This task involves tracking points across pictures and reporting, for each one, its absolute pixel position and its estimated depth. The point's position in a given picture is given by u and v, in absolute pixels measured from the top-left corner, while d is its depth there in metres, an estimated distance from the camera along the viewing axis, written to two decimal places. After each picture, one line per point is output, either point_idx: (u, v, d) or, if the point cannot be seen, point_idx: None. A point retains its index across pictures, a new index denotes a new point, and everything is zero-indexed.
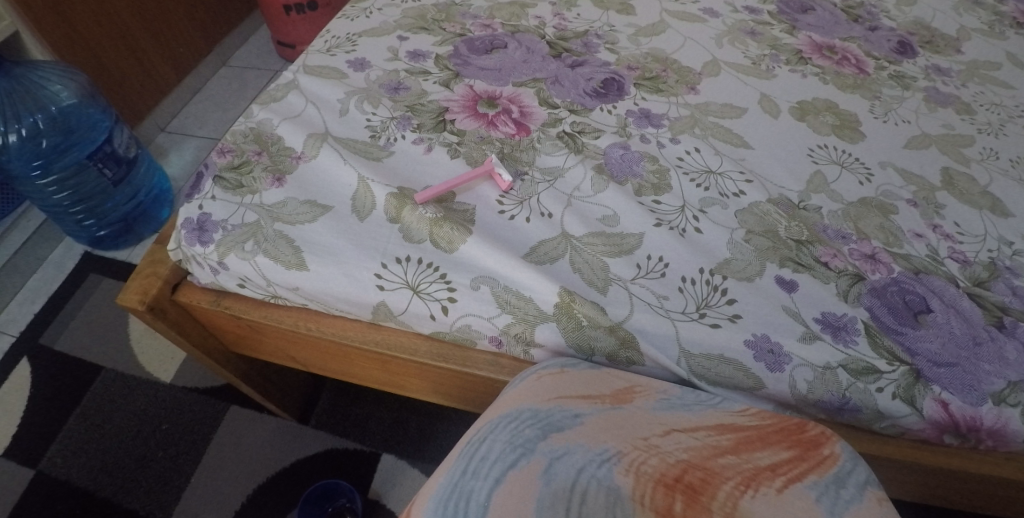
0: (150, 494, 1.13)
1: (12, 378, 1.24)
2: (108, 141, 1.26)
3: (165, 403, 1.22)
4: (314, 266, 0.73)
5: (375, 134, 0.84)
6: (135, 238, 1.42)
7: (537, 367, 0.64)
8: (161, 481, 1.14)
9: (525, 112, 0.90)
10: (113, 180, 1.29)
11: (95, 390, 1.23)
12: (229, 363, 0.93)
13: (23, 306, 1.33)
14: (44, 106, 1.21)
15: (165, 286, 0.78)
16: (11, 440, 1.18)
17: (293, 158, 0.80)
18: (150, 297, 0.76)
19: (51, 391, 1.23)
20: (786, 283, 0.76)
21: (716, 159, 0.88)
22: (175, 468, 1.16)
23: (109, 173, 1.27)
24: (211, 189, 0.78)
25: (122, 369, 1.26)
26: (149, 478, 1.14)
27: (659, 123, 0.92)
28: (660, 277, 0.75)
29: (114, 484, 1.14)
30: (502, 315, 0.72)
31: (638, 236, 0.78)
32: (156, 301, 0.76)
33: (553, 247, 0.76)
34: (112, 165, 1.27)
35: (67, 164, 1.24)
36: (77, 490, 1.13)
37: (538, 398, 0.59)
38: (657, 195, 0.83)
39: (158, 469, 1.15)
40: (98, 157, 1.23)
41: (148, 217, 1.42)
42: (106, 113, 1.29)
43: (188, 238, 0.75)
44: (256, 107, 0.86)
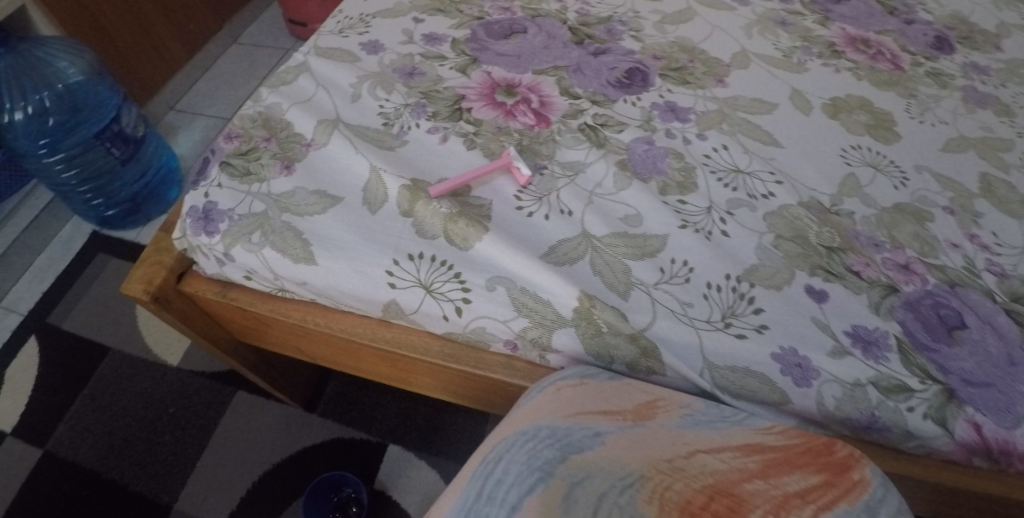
0: (156, 478, 1.11)
1: (19, 357, 1.22)
2: (116, 119, 1.23)
3: (172, 386, 1.20)
4: (323, 261, 0.70)
5: (389, 121, 0.80)
6: (144, 218, 1.38)
7: (556, 376, 0.61)
8: (166, 465, 1.12)
9: (546, 102, 0.86)
10: (121, 159, 1.26)
11: (102, 371, 1.21)
12: (237, 354, 0.90)
13: (31, 284, 1.31)
14: (50, 83, 1.18)
15: (171, 275, 0.75)
16: (19, 419, 1.16)
17: (302, 145, 0.76)
18: (155, 286, 0.73)
19: (58, 371, 1.21)
20: (816, 292, 0.73)
21: (745, 158, 0.84)
22: (181, 452, 1.14)
23: (117, 152, 1.25)
24: (217, 176, 0.74)
25: (129, 351, 1.23)
26: (155, 462, 1.13)
27: (685, 117, 0.88)
28: (683, 283, 0.71)
29: (120, 467, 1.12)
30: (518, 318, 0.69)
31: (662, 237, 0.74)
32: (161, 290, 0.73)
33: (572, 247, 0.73)
34: (120, 144, 1.24)
35: (74, 143, 1.21)
36: (84, 471, 1.11)
37: (556, 414, 0.57)
38: (682, 195, 0.79)
39: (165, 453, 1.14)
40: (106, 136, 1.21)
41: (157, 196, 1.39)
42: (114, 90, 1.25)
43: (193, 227, 0.72)
44: (265, 90, 0.83)
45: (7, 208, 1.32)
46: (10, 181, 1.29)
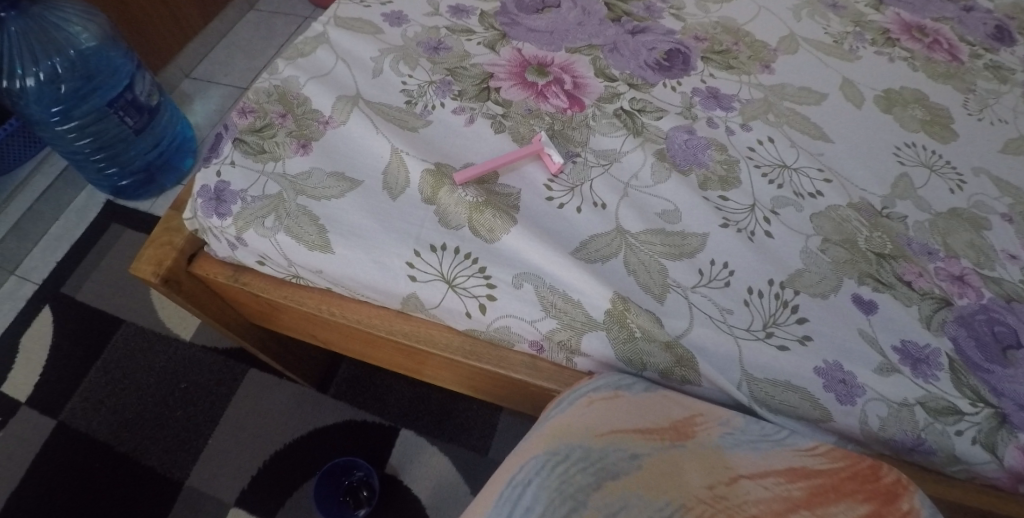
0: (168, 453, 1.09)
1: (33, 325, 1.19)
2: (130, 87, 1.18)
3: (184, 361, 1.17)
4: (340, 249, 0.66)
5: (412, 100, 0.75)
6: (158, 189, 1.34)
7: (588, 386, 0.58)
8: (178, 441, 1.10)
9: (579, 83, 0.80)
10: (135, 128, 1.21)
11: (114, 343, 1.18)
12: (249, 335, 0.87)
13: (45, 253, 1.28)
14: (62, 49, 1.12)
15: (182, 257, 0.71)
16: (33, 389, 1.14)
17: (320, 122, 0.72)
18: (164, 269, 0.69)
19: (71, 342, 1.18)
20: (864, 303, 0.68)
21: (792, 153, 0.78)
22: (193, 429, 1.11)
23: (131, 121, 1.20)
24: (231, 154, 0.70)
25: (141, 323, 1.20)
26: (167, 437, 1.10)
27: (729, 105, 0.82)
28: (723, 287, 0.67)
29: (133, 440, 1.10)
30: (546, 319, 0.64)
31: (702, 236, 0.70)
32: (171, 273, 0.70)
33: (605, 244, 0.68)
34: (134, 113, 1.19)
35: (87, 111, 1.16)
36: (96, 444, 1.09)
37: (589, 432, 0.54)
38: (724, 190, 0.74)
39: (177, 428, 1.11)
40: (119, 104, 1.16)
41: (171, 166, 1.34)
42: (128, 57, 1.19)
43: (203, 209, 0.68)
44: (281, 61, 0.77)
45: (19, 176, 1.26)
46: (23, 149, 1.24)
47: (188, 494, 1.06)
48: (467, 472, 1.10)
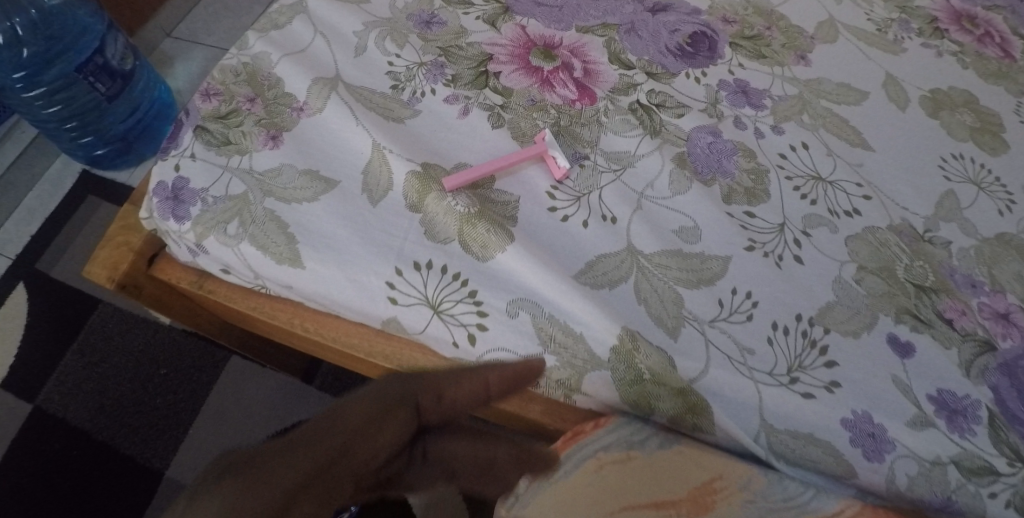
0: (147, 441, 1.02)
1: (7, 303, 1.09)
2: (99, 51, 1.03)
3: (164, 345, 1.08)
4: (312, 263, 0.57)
5: (399, 84, 0.65)
6: (136, 158, 1.21)
7: (597, 442, 0.55)
8: (157, 429, 1.03)
9: (591, 70, 0.71)
10: (107, 95, 1.07)
11: (91, 324, 1.09)
12: (221, 335, 0.80)
13: (19, 226, 1.16)
14: (23, 8, 1.00)
15: (140, 259, 0.63)
16: (8, 371, 1.05)
17: (293, 109, 0.63)
18: (121, 273, 0.61)
19: (46, 320, 1.09)
20: (900, 344, 0.61)
21: (827, 163, 0.69)
22: (173, 417, 1.04)
23: (102, 88, 1.06)
24: (191, 145, 0.61)
25: (118, 304, 1.11)
26: (146, 425, 1.03)
27: (760, 102, 0.73)
28: (745, 321, 0.59)
29: (112, 427, 1.03)
30: (544, 355, 0.56)
31: (723, 260, 0.61)
32: (128, 277, 0.62)
33: (613, 266, 0.59)
34: (105, 79, 1.05)
35: (53, 77, 1.03)
36: (74, 430, 1.02)
37: (602, 507, 0.53)
38: (750, 204, 0.65)
39: (157, 416, 1.04)
40: (87, 69, 1.02)
41: (151, 134, 1.20)
42: (98, 16, 1.05)
43: (159, 209, 0.59)
44: (250, 32, 0.67)
45: None
46: None
47: (168, 486, 1.00)
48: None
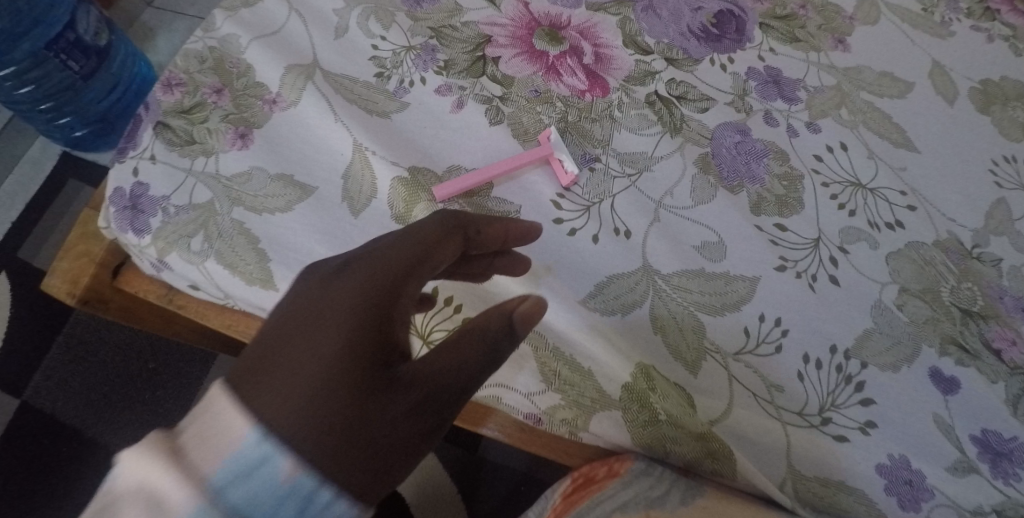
0: (139, 439, 0.96)
1: None
2: (70, 26, 0.84)
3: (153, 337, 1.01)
4: (285, 284, 0.51)
5: (385, 71, 0.58)
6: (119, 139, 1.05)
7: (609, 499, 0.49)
8: (148, 427, 0.96)
9: (603, 56, 0.63)
10: (81, 74, 0.91)
11: (77, 314, 0.99)
12: (203, 341, 0.73)
13: None
14: None
15: (102, 271, 0.56)
16: None
17: (264, 101, 0.55)
18: (81, 288, 0.55)
19: (30, 310, 0.97)
20: (943, 378, 0.54)
21: (867, 167, 0.62)
22: (163, 413, 0.97)
23: (76, 66, 0.89)
24: (151, 144, 0.53)
25: None
26: (137, 422, 0.96)
27: (793, 95, 0.65)
28: (773, 354, 0.52)
29: (102, 423, 0.95)
30: (546, 393, 0.49)
31: (751, 281, 0.54)
32: (91, 292, 0.56)
33: (627, 289, 0.52)
34: (79, 56, 0.88)
35: (23, 55, 0.84)
36: (62, 426, 0.94)
37: None
38: (781, 216, 0.57)
39: (146, 412, 0.97)
40: (58, 46, 0.84)
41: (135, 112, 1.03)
42: None
43: (117, 220, 0.52)
44: (218, 10, 0.59)
45: None
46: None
47: None
48: (461, 480, 0.94)
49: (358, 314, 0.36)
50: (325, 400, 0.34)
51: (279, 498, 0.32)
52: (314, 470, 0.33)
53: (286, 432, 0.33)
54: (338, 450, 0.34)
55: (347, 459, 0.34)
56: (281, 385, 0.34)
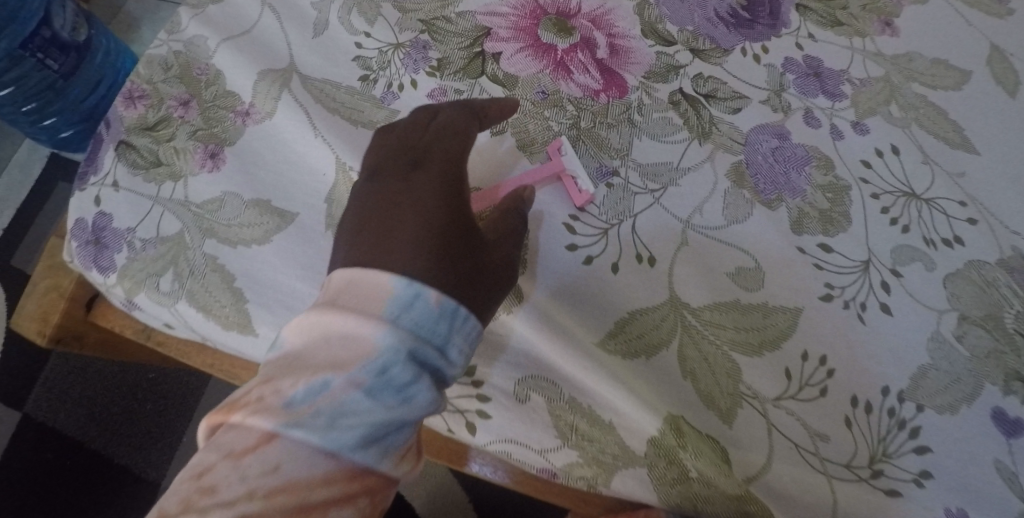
0: (142, 451, 0.89)
1: None
2: (45, 21, 0.71)
3: None
4: (266, 330, 0.45)
5: (371, 73, 0.51)
6: None
7: None
8: (152, 439, 0.89)
9: (619, 48, 0.55)
10: (60, 73, 0.77)
11: None
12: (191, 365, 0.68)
13: None
14: None
15: (75, 306, 0.51)
16: None
17: (236, 113, 0.49)
18: (52, 327, 0.51)
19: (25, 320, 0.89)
20: (1007, 420, 0.48)
21: (922, 174, 0.54)
22: (166, 424, 0.90)
23: (54, 64, 0.75)
24: (113, 168, 0.47)
25: None
26: (141, 433, 0.89)
27: (836, 90, 0.57)
28: (818, 397, 0.46)
29: (105, 435, 0.89)
30: (562, 449, 0.44)
31: (792, 314, 0.48)
32: (62, 330, 0.51)
33: (652, 326, 0.46)
34: (58, 55, 0.74)
35: None
36: (62, 440, 0.87)
37: None
38: (826, 235, 0.51)
39: (150, 423, 0.90)
40: (34, 46, 0.71)
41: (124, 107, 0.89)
42: None
43: (79, 257, 0.46)
44: (183, 8, 0.53)
45: None
46: None
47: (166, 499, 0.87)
48: (479, 501, 0.88)
49: (435, 194, 0.42)
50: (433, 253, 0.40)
51: (432, 319, 0.38)
52: (448, 297, 0.39)
53: (418, 272, 0.39)
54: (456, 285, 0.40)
55: (466, 294, 0.40)
56: (391, 250, 0.39)
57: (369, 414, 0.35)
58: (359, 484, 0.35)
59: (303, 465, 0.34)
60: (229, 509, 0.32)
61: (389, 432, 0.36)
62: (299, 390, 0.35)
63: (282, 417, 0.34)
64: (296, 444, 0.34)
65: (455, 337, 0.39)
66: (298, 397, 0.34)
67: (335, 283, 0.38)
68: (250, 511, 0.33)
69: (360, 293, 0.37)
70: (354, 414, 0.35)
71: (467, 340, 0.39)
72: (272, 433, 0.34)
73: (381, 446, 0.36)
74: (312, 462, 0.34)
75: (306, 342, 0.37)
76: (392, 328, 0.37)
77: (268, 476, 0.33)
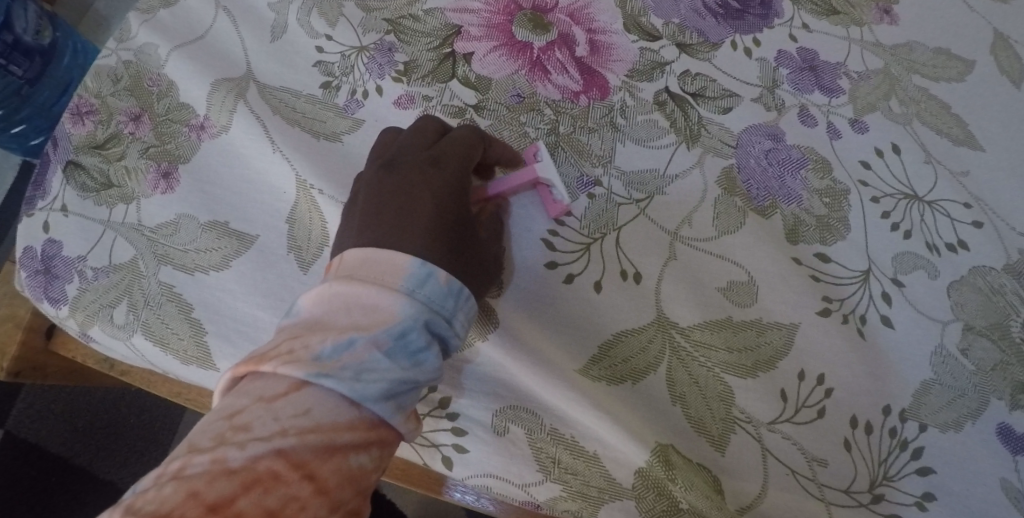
0: (128, 466, 0.86)
1: None
2: (8, 26, 0.67)
3: None
4: (226, 364, 0.42)
5: (333, 80, 0.48)
6: None
7: None
8: (137, 453, 0.87)
9: (600, 45, 0.52)
10: (26, 78, 0.72)
11: None
12: None
13: None
14: None
15: (33, 336, 0.48)
16: None
17: (191, 127, 0.46)
18: (10, 359, 0.47)
19: None
20: (1013, 437, 0.45)
21: (924, 174, 0.51)
22: (151, 438, 0.88)
23: (18, 69, 0.71)
24: (62, 191, 0.44)
25: None
26: (126, 447, 0.87)
27: (831, 84, 0.54)
28: (815, 419, 0.44)
29: (90, 450, 0.86)
30: (544, 483, 0.42)
31: (787, 331, 0.45)
32: (21, 362, 0.48)
33: (639, 349, 0.43)
34: (20, 60, 0.70)
35: None
36: (47, 457, 0.85)
37: None
38: (823, 243, 0.48)
39: (133, 438, 0.87)
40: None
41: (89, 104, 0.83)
42: None
43: (29, 288, 0.43)
44: (133, 12, 0.49)
45: None
46: None
47: None
48: None
49: (449, 186, 0.40)
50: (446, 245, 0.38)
51: (449, 293, 0.37)
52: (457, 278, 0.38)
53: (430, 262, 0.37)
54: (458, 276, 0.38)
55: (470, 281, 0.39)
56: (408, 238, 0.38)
57: (393, 371, 0.34)
58: (379, 436, 0.33)
59: (331, 412, 0.32)
60: (264, 445, 0.30)
61: (408, 392, 0.35)
62: (326, 345, 0.33)
63: (311, 367, 0.32)
64: (325, 393, 0.32)
65: (468, 310, 0.38)
66: (326, 350, 0.33)
67: (351, 256, 0.37)
68: (284, 449, 0.30)
69: (378, 264, 0.36)
70: (378, 370, 0.33)
71: (473, 314, 0.38)
72: (302, 380, 0.32)
73: (399, 404, 0.34)
74: (339, 410, 0.32)
75: (329, 306, 0.35)
76: (411, 296, 0.36)
77: (299, 419, 0.31)
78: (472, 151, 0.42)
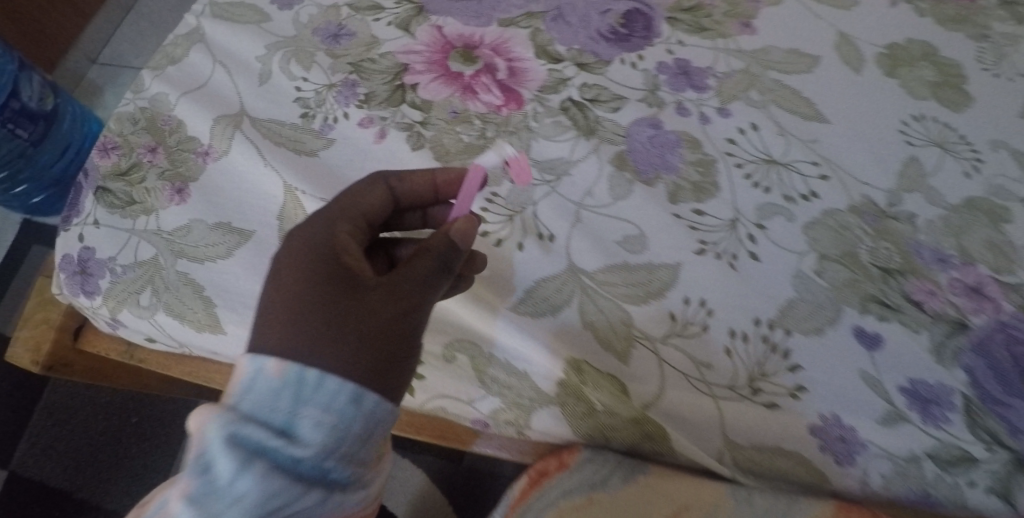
0: (131, 494, 0.96)
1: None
2: (14, 95, 0.85)
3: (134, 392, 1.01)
4: (232, 327, 0.54)
5: (309, 111, 0.61)
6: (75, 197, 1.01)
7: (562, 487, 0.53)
8: (142, 479, 0.97)
9: (517, 69, 0.66)
10: (29, 140, 0.89)
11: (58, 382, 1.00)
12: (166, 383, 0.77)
13: None
14: None
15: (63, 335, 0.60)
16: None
17: (197, 154, 0.59)
18: (45, 355, 0.59)
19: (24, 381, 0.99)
20: (865, 336, 0.56)
21: (779, 143, 0.64)
22: (151, 466, 0.97)
23: (23, 132, 0.88)
24: (94, 209, 0.58)
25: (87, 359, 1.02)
26: (131, 475, 0.97)
27: (702, 83, 0.68)
28: (699, 334, 0.55)
29: (98, 481, 0.96)
30: (487, 397, 0.55)
31: (672, 268, 0.57)
32: (53, 357, 0.60)
33: (555, 291, 0.55)
34: (25, 123, 0.88)
35: None
36: (63, 488, 0.95)
37: None
38: (698, 201, 0.60)
39: (137, 467, 0.97)
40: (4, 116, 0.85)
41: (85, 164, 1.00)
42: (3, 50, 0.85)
43: (69, 285, 0.56)
44: (146, 70, 0.64)
45: None
46: None
47: None
48: (456, 497, 0.96)
49: (311, 257, 0.42)
50: (301, 317, 0.39)
51: (274, 393, 0.37)
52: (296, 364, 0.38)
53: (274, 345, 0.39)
54: (330, 337, 0.39)
55: (325, 350, 0.39)
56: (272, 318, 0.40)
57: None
58: None
59: None
60: None
61: None
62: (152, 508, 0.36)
63: None
64: None
65: (300, 410, 0.37)
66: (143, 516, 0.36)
67: None
68: None
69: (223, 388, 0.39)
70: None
71: (314, 412, 0.37)
72: None
73: None
74: None
75: None
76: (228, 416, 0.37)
77: None
78: (348, 217, 0.45)
